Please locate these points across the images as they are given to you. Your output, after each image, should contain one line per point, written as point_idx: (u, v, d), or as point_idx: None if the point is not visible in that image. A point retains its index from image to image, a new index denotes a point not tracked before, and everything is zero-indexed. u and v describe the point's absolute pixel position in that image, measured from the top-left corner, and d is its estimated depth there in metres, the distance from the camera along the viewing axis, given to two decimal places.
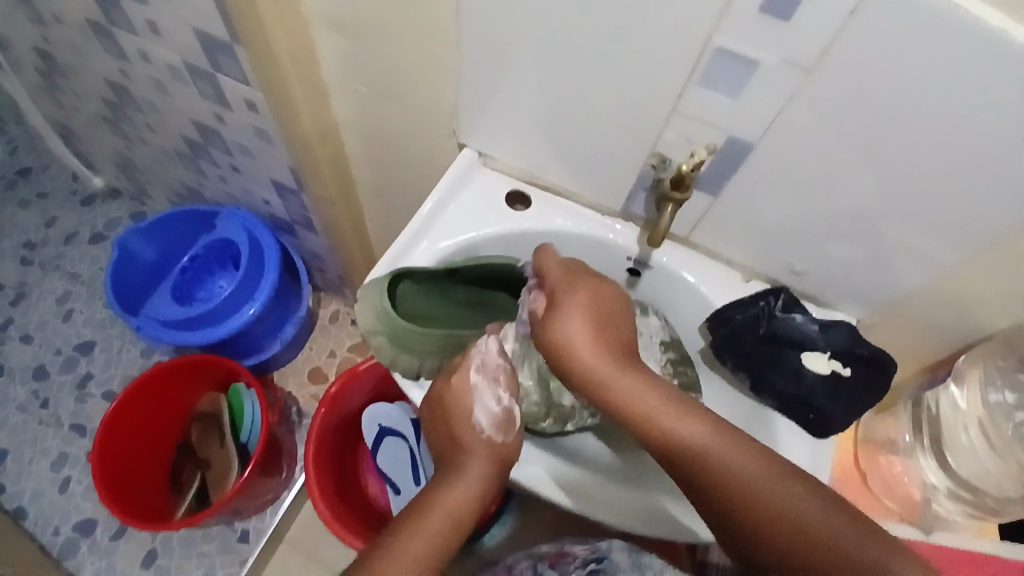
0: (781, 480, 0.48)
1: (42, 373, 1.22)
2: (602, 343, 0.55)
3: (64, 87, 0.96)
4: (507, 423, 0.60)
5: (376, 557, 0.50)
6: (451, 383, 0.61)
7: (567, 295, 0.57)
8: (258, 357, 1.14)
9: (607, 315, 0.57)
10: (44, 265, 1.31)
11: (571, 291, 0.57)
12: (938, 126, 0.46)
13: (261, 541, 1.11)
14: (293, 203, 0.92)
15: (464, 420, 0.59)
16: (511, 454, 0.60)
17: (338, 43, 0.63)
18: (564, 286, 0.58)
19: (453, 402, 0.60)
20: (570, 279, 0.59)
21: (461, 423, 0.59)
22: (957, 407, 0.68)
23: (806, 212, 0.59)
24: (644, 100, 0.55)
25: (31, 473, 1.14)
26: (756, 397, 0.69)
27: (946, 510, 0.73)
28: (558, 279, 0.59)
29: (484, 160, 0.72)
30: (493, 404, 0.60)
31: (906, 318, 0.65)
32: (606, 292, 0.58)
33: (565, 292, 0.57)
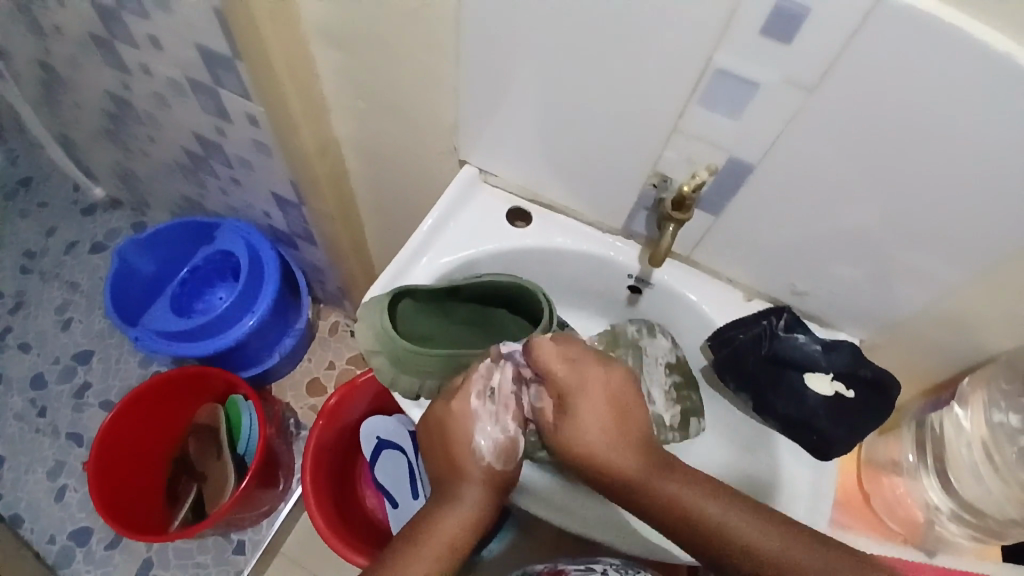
0: (797, 552, 0.50)
1: (40, 383, 1.21)
2: (620, 440, 0.56)
3: (65, 98, 0.96)
4: (508, 452, 0.58)
5: None
6: (451, 406, 0.58)
7: (573, 394, 0.57)
8: (256, 370, 1.13)
9: (614, 411, 0.57)
10: (44, 274, 1.31)
11: (585, 387, 0.57)
12: (943, 147, 0.45)
13: (257, 552, 1.10)
14: (292, 215, 0.92)
15: (464, 447, 0.58)
16: (508, 481, 0.59)
17: (339, 58, 0.63)
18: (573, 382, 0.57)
19: (452, 424, 0.58)
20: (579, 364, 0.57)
21: (460, 448, 0.58)
22: (960, 428, 0.67)
23: (810, 232, 0.58)
24: (646, 119, 0.54)
25: (26, 484, 1.13)
26: (757, 418, 0.69)
27: (951, 533, 0.72)
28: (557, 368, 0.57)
29: (484, 177, 0.72)
30: (493, 432, 0.58)
31: (908, 340, 0.65)
32: (616, 379, 0.58)
33: (573, 388, 0.57)
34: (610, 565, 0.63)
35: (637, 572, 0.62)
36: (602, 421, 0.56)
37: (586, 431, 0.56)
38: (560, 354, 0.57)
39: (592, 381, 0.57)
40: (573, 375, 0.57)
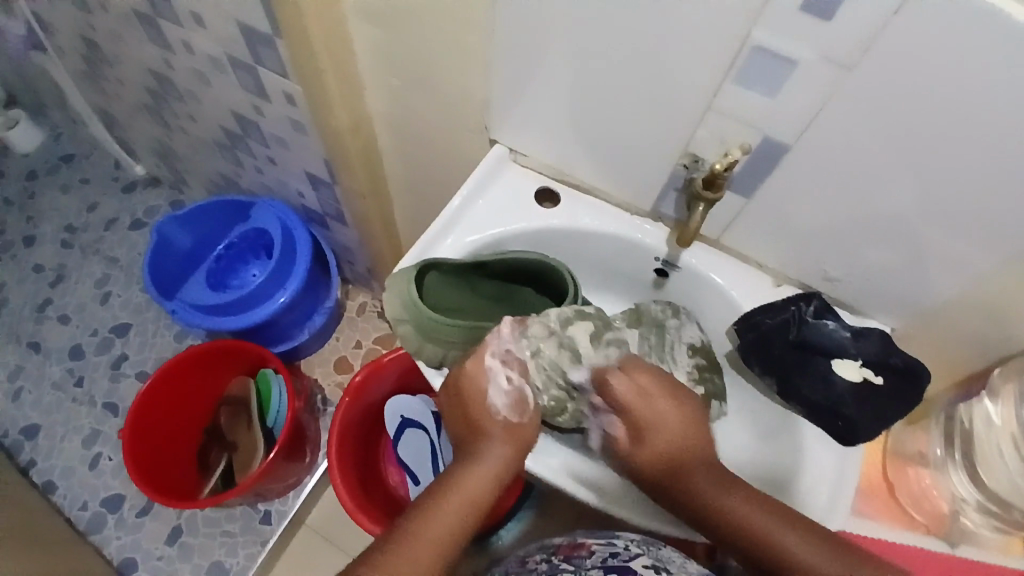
0: None
1: (78, 353, 1.25)
2: (700, 462, 0.57)
3: (109, 76, 0.99)
4: (520, 405, 0.60)
5: (375, 557, 0.50)
6: (467, 366, 0.60)
7: (653, 416, 0.58)
8: (287, 345, 1.16)
9: (689, 429, 0.58)
10: (84, 248, 1.34)
11: (658, 413, 0.58)
12: (986, 127, 0.44)
13: (282, 523, 1.13)
14: (325, 194, 0.93)
15: (480, 403, 0.59)
16: (528, 437, 0.60)
17: (374, 35, 0.64)
18: (645, 412, 0.58)
19: (468, 384, 0.60)
20: (665, 385, 0.60)
21: (477, 406, 0.59)
22: (990, 423, 0.67)
23: (845, 217, 0.57)
24: (678, 98, 0.54)
25: (62, 450, 1.18)
26: (782, 401, 0.69)
27: (975, 524, 0.71)
28: (633, 402, 0.59)
29: (514, 157, 0.72)
30: (508, 386, 0.60)
31: (940, 329, 0.64)
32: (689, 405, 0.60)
33: (650, 422, 0.58)
34: (631, 539, 0.59)
35: (660, 547, 0.59)
36: (680, 440, 0.58)
37: (668, 452, 0.58)
38: (638, 386, 0.60)
39: (667, 416, 0.58)
40: (663, 392, 0.60)
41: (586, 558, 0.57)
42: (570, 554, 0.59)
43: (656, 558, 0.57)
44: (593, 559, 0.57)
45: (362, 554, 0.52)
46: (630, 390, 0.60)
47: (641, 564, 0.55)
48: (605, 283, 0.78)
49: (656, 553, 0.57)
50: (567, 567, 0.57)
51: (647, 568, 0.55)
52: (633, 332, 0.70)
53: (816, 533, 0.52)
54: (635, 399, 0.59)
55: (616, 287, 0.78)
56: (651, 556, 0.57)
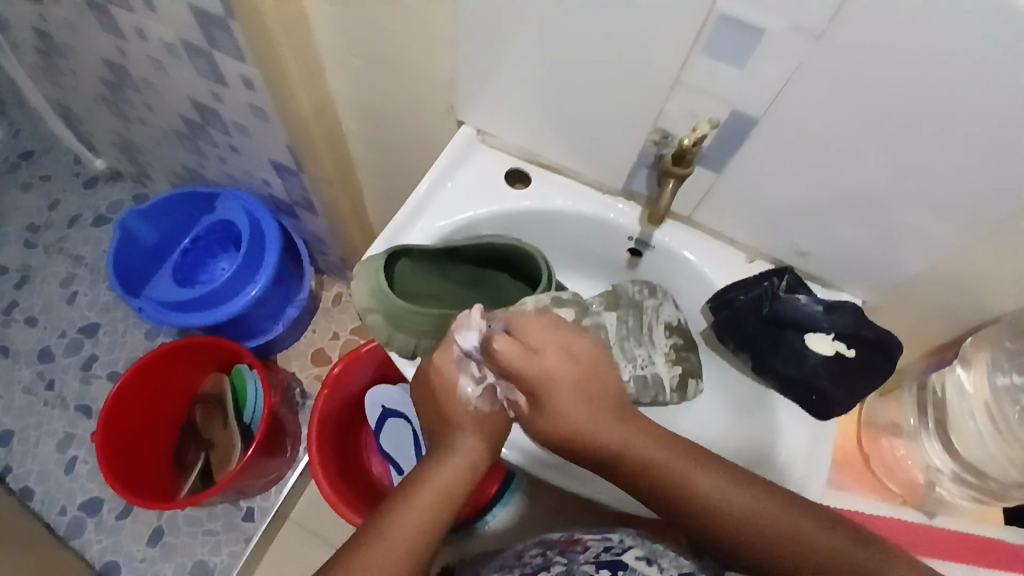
0: (792, 512, 0.51)
1: (47, 355, 1.22)
2: (595, 409, 0.55)
3: (63, 67, 0.95)
4: (493, 393, 0.58)
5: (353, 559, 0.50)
6: (434, 359, 0.58)
7: (542, 381, 0.54)
8: (260, 339, 1.13)
9: (581, 379, 0.55)
10: (47, 247, 1.31)
11: (546, 375, 0.54)
12: (953, 95, 0.44)
13: (266, 519, 1.12)
14: (292, 183, 0.91)
15: (448, 395, 0.58)
16: (501, 424, 0.59)
17: (333, 15, 0.62)
18: (532, 371, 0.53)
19: (436, 376, 0.58)
20: (552, 338, 0.55)
21: (445, 398, 0.59)
22: (962, 392, 0.67)
23: (817, 190, 0.57)
24: (645, 73, 0.53)
25: (36, 454, 1.15)
26: (757, 378, 0.68)
27: (949, 493, 0.74)
28: (521, 364, 0.54)
29: (483, 137, 0.71)
30: (481, 374, 0.58)
31: (913, 300, 0.64)
32: (581, 352, 0.56)
33: (541, 383, 0.54)
34: (627, 533, 0.58)
35: (656, 542, 0.58)
36: (575, 398, 0.55)
37: (563, 414, 0.54)
38: (525, 345, 0.54)
39: (557, 372, 0.54)
40: (551, 346, 0.55)
41: (580, 553, 0.55)
42: (566, 549, 0.58)
43: (650, 550, 0.55)
44: (588, 553, 0.55)
45: (336, 554, 0.51)
46: (516, 348, 0.54)
47: (634, 557, 0.53)
48: (580, 264, 0.78)
49: (650, 546, 0.56)
50: (560, 558, 0.56)
51: (639, 560, 0.53)
52: (611, 316, 0.69)
53: (724, 469, 0.54)
54: (523, 359, 0.54)
55: (592, 269, 0.78)
56: (645, 549, 0.55)
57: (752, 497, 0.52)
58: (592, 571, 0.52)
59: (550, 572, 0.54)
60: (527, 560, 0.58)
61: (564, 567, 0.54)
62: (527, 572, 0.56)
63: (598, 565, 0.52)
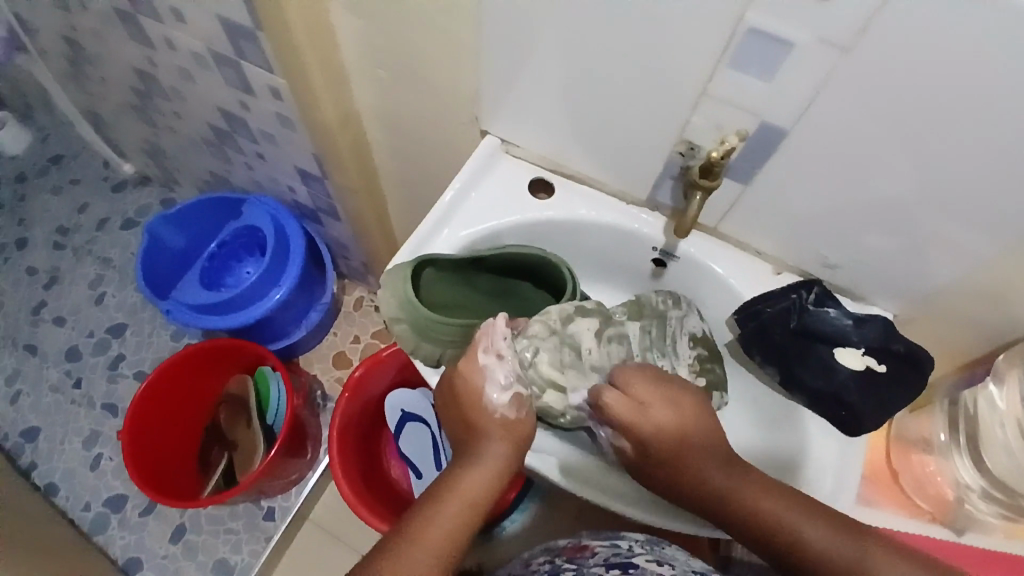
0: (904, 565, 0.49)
1: (75, 355, 1.24)
2: (705, 458, 0.55)
3: (94, 75, 0.97)
4: (520, 401, 0.59)
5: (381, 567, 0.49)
6: (460, 366, 0.59)
7: (651, 435, 0.56)
8: (284, 343, 1.14)
9: (690, 430, 0.56)
10: (76, 250, 1.33)
11: (655, 429, 0.55)
12: (990, 109, 0.43)
13: (286, 519, 1.13)
14: (316, 189, 0.92)
15: (476, 403, 0.58)
16: (527, 433, 0.59)
17: (359, 26, 0.62)
18: (642, 426, 0.56)
19: (463, 384, 0.59)
20: (659, 392, 0.57)
21: (473, 406, 0.58)
22: (994, 406, 0.66)
23: (846, 203, 0.56)
24: (671, 84, 0.53)
25: (62, 452, 1.17)
26: (783, 391, 0.67)
27: (979, 510, 0.72)
28: (629, 416, 0.56)
29: (506, 148, 0.71)
30: (507, 382, 0.59)
31: (944, 314, 0.62)
32: (688, 405, 0.57)
33: (652, 437, 0.56)
34: (636, 541, 0.57)
35: (665, 547, 0.57)
36: (685, 449, 0.55)
37: (673, 462, 0.55)
38: (633, 399, 0.57)
39: (666, 426, 0.55)
40: (657, 399, 0.57)
41: (589, 558, 0.55)
42: (574, 555, 0.57)
43: (661, 557, 0.55)
44: (597, 556, 0.55)
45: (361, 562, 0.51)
46: (626, 404, 0.57)
47: (644, 560, 0.53)
48: (602, 274, 0.77)
49: (660, 551, 0.55)
50: (569, 564, 0.55)
51: (649, 562, 0.53)
52: (634, 326, 0.69)
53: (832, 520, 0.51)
54: (631, 412, 0.56)
55: (614, 278, 0.77)
56: (655, 556, 0.55)
57: (870, 556, 0.49)
58: (603, 572, 0.52)
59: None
60: (536, 567, 0.57)
61: (574, 569, 0.53)
62: None
63: (609, 567, 0.52)
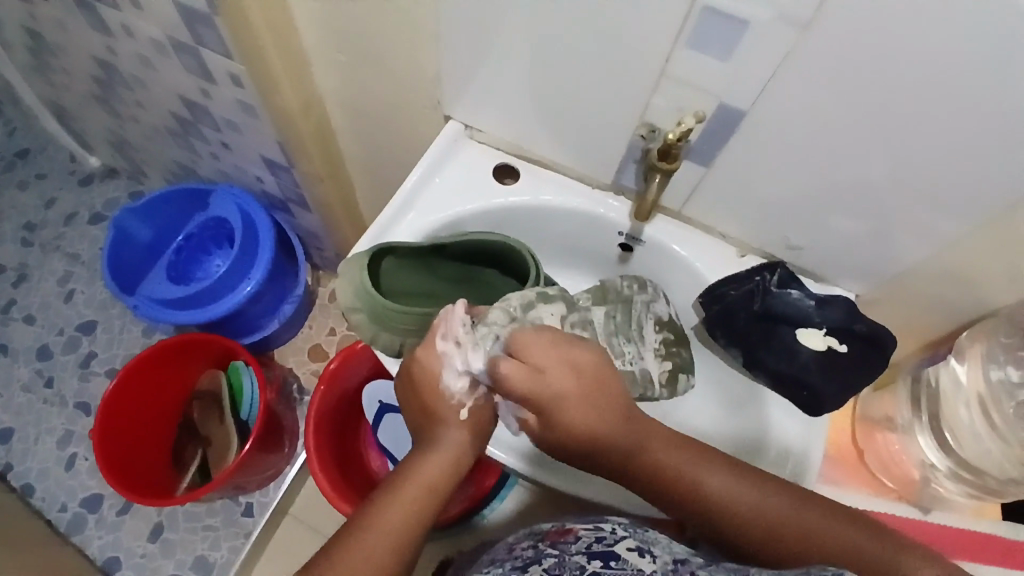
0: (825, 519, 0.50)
1: (46, 353, 1.22)
2: (615, 419, 0.53)
3: (54, 65, 0.95)
4: (476, 384, 0.58)
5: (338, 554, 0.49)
6: (417, 354, 0.59)
7: (549, 403, 0.52)
8: (256, 336, 1.13)
9: (590, 391, 0.53)
10: (44, 245, 1.31)
11: (555, 397, 0.52)
12: (944, 86, 0.43)
13: (265, 514, 1.12)
14: (284, 179, 0.91)
15: (435, 388, 0.58)
16: (487, 422, 0.60)
17: (316, 9, 0.61)
18: (536, 392, 0.52)
19: (420, 369, 0.59)
20: (554, 353, 0.52)
21: (431, 391, 0.58)
22: (957, 383, 0.66)
23: (807, 184, 0.56)
24: (631, 65, 0.52)
25: (36, 452, 1.15)
26: (748, 374, 0.68)
27: (947, 490, 0.74)
28: (524, 384, 0.52)
29: (470, 133, 0.70)
30: (464, 368, 0.58)
31: (906, 293, 0.63)
32: (588, 365, 0.53)
33: (547, 401, 0.52)
34: (619, 523, 0.55)
35: (648, 529, 0.55)
36: (586, 412, 0.52)
37: (577, 426, 0.53)
38: (528, 364, 0.52)
39: (563, 388, 0.52)
40: (556, 363, 0.52)
41: (571, 544, 0.53)
42: (558, 539, 0.56)
43: (644, 541, 0.53)
44: (579, 544, 0.53)
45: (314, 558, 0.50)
46: (520, 370, 0.52)
47: (625, 548, 0.51)
48: (572, 260, 0.77)
49: (642, 535, 0.54)
50: (552, 551, 0.54)
51: (631, 550, 0.51)
52: (599, 311, 0.69)
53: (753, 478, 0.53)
54: (526, 380, 0.52)
55: (583, 264, 0.77)
56: (639, 539, 0.53)
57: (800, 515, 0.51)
58: (584, 563, 0.50)
59: (541, 567, 0.51)
60: (518, 554, 0.56)
61: (555, 560, 0.52)
62: (518, 568, 0.53)
63: (589, 556, 0.50)
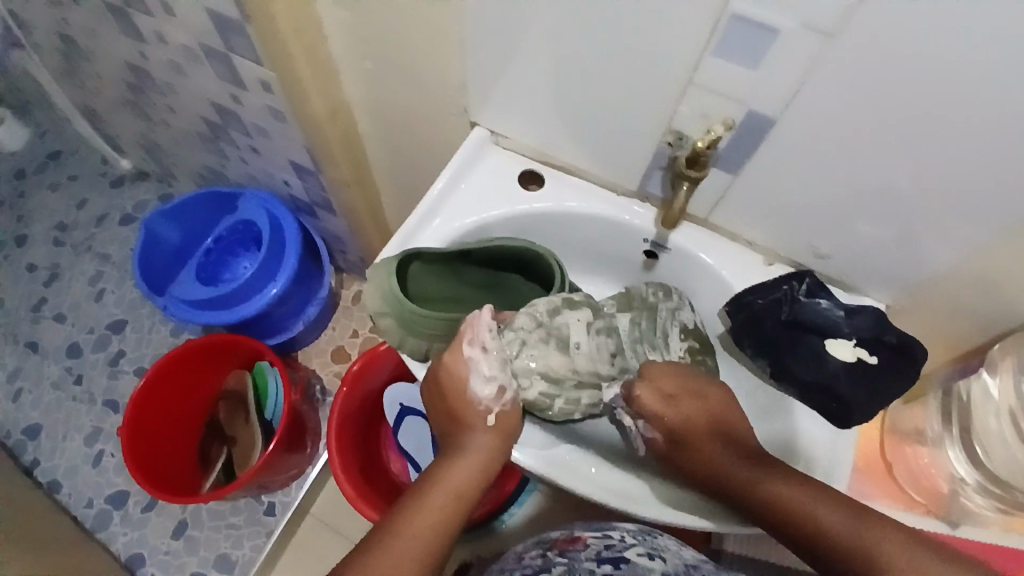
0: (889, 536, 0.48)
1: (75, 352, 1.25)
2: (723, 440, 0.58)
3: (89, 71, 0.97)
4: (500, 392, 0.59)
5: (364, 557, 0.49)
6: (443, 359, 0.59)
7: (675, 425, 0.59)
8: (281, 337, 1.14)
9: (710, 418, 0.59)
10: (75, 246, 1.34)
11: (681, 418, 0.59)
12: (980, 95, 0.43)
13: (287, 514, 1.13)
14: (311, 184, 0.92)
15: (462, 395, 0.59)
16: (512, 431, 0.60)
17: (345, 17, 0.62)
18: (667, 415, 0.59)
19: (447, 376, 0.59)
20: (682, 383, 0.61)
21: (458, 398, 0.59)
22: (988, 395, 0.65)
23: (835, 193, 0.56)
24: (658, 72, 0.52)
25: (65, 448, 1.17)
26: (774, 385, 0.67)
27: (977, 505, 0.72)
28: (658, 408, 0.60)
29: (496, 139, 0.70)
30: (491, 374, 0.59)
31: (936, 304, 0.62)
32: (716, 397, 0.61)
33: (678, 426, 0.59)
34: (628, 531, 0.57)
35: (656, 538, 0.57)
36: (704, 435, 0.59)
37: (696, 447, 0.58)
38: (659, 390, 0.60)
39: (691, 415, 0.59)
40: (682, 391, 0.60)
41: (582, 551, 0.54)
42: (566, 548, 0.56)
43: (653, 548, 0.54)
44: (589, 551, 0.54)
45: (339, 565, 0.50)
46: (653, 397, 0.60)
47: (636, 554, 0.52)
48: (595, 266, 0.77)
49: (651, 542, 0.55)
50: (562, 559, 0.54)
51: (641, 556, 0.52)
52: (624, 317, 0.68)
53: (823, 492, 0.53)
54: (660, 404, 0.60)
55: (606, 270, 0.77)
56: (647, 546, 0.55)
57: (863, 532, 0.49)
58: (595, 567, 0.51)
59: (552, 573, 0.52)
60: (527, 561, 0.56)
61: (566, 567, 0.52)
62: (527, 575, 0.53)
63: (600, 562, 0.52)
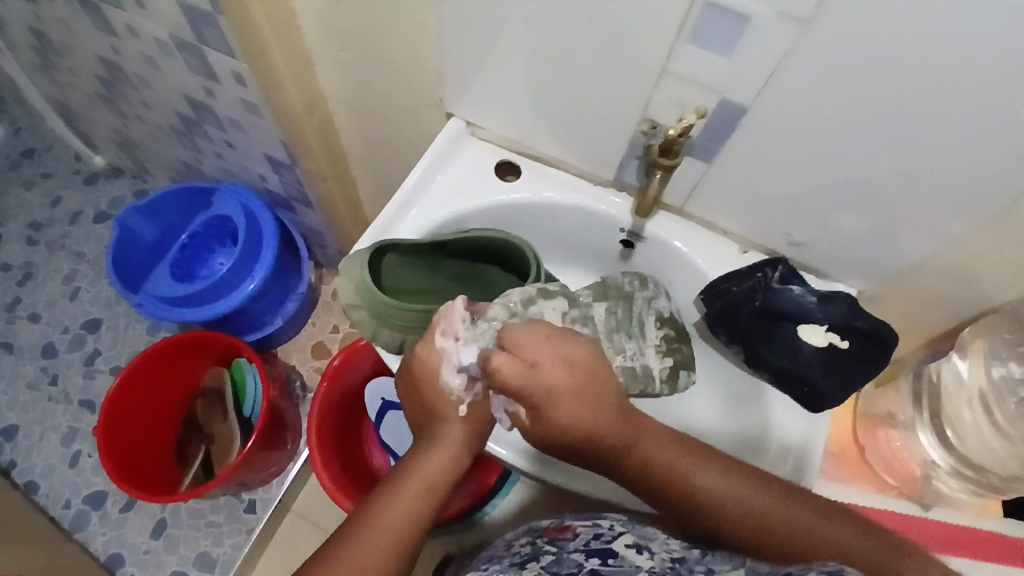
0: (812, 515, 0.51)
1: (51, 351, 1.23)
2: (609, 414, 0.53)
3: (60, 66, 0.95)
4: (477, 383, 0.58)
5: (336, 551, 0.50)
6: (417, 350, 0.59)
7: (549, 400, 0.52)
8: (259, 333, 1.14)
9: (585, 389, 0.52)
10: (50, 243, 1.31)
11: (550, 393, 0.51)
12: (945, 82, 0.43)
13: (268, 511, 1.12)
14: (287, 177, 0.91)
15: (434, 383, 0.58)
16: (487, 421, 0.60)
17: (319, 8, 0.61)
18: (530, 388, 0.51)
19: (421, 366, 0.59)
20: (551, 348, 0.52)
21: (431, 386, 0.58)
22: (959, 378, 0.67)
23: (808, 181, 0.57)
24: (633, 62, 0.53)
25: (41, 449, 1.16)
26: (749, 370, 0.68)
27: (950, 488, 0.74)
28: (520, 381, 0.51)
29: (472, 130, 0.70)
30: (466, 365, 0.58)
31: (907, 289, 0.63)
32: (581, 358, 0.53)
33: (540, 397, 0.52)
34: (617, 520, 0.56)
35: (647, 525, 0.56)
36: (580, 409, 0.52)
37: (570, 423, 0.52)
38: (522, 359, 0.52)
39: (558, 383, 0.51)
40: (549, 357, 0.52)
41: (569, 541, 0.54)
42: (556, 537, 0.56)
43: (642, 536, 0.53)
44: (577, 541, 0.54)
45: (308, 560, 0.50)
46: (514, 365, 0.51)
47: (624, 544, 0.51)
48: (573, 257, 0.77)
49: (641, 531, 0.54)
50: (550, 548, 0.54)
51: (629, 547, 0.51)
52: (600, 307, 0.69)
53: (737, 473, 0.53)
54: (522, 376, 0.51)
55: (585, 261, 0.77)
56: (637, 535, 0.53)
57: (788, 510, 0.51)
58: (581, 560, 0.50)
59: (539, 563, 0.52)
60: (516, 549, 0.57)
61: (553, 557, 0.52)
62: (516, 563, 0.54)
63: (587, 554, 0.50)
